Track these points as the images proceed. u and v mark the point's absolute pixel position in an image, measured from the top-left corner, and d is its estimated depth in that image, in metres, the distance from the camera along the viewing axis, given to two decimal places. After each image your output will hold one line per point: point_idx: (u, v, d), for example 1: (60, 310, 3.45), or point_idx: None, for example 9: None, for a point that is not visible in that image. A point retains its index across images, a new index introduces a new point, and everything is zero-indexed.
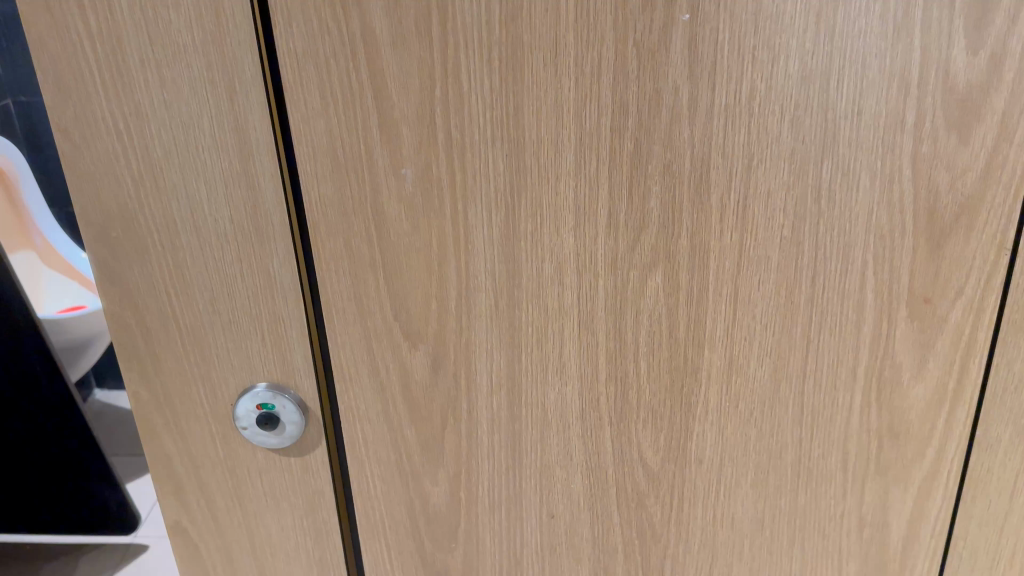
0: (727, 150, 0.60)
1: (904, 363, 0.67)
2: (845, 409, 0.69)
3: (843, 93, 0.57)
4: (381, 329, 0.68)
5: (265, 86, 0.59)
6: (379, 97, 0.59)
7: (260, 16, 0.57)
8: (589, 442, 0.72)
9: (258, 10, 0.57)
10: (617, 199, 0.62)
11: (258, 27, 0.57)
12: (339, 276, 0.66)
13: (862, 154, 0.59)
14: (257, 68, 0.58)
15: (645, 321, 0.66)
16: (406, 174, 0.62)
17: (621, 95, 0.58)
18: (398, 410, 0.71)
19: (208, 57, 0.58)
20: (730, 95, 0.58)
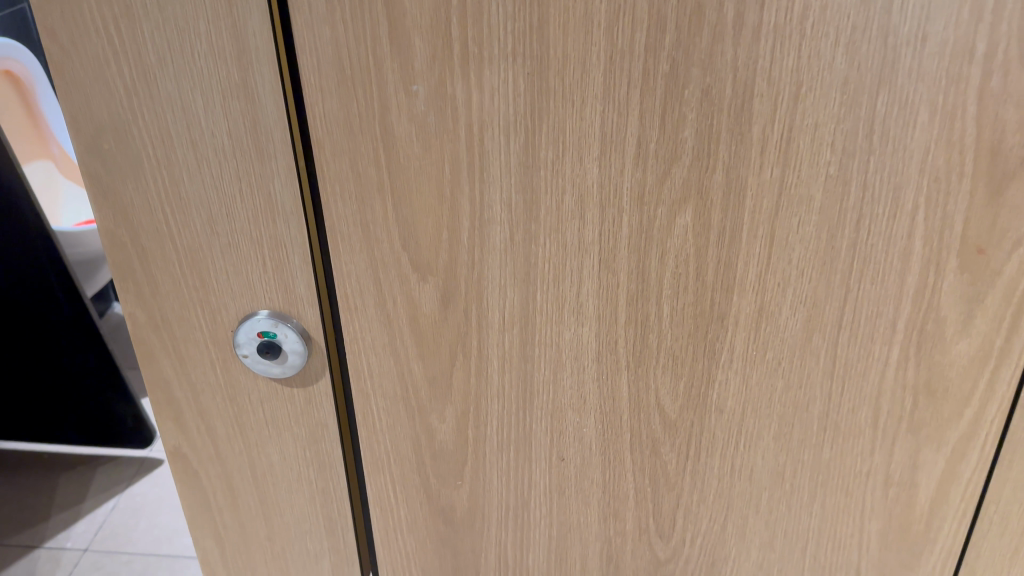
0: (772, 76, 0.54)
1: (949, 317, 0.62)
2: (881, 363, 0.64)
3: (907, 15, 0.51)
4: (389, 258, 0.64)
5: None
6: (391, 4, 0.54)
7: None
8: (604, 385, 0.68)
9: None
10: (648, 127, 0.57)
11: None
12: (345, 199, 0.62)
13: (922, 85, 0.53)
14: None
15: (671, 261, 0.62)
16: (417, 91, 0.57)
17: (659, 9, 0.53)
18: (405, 344, 0.68)
19: None
20: (781, 13, 0.52)
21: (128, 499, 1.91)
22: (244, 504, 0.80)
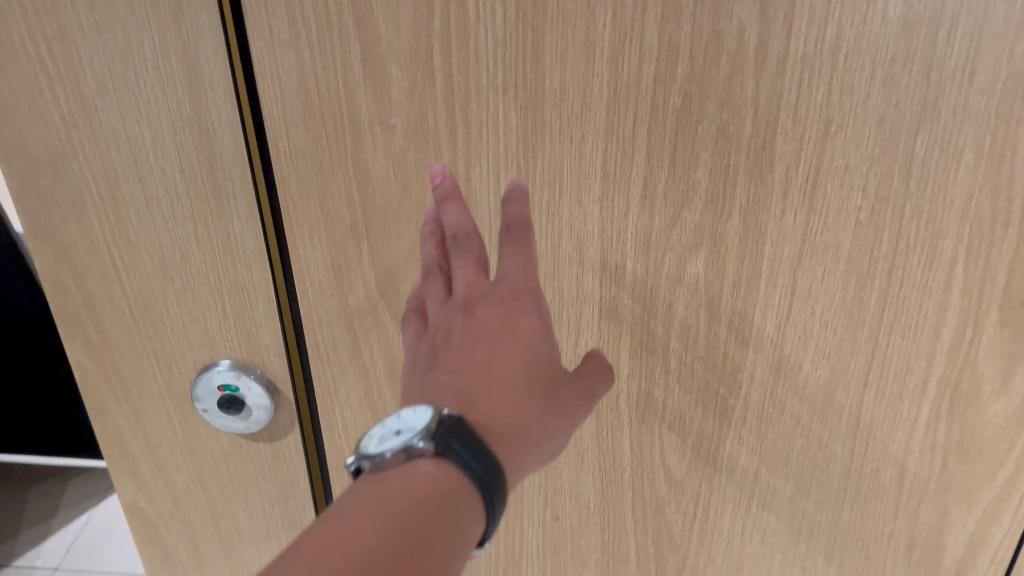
0: (798, 113, 0.47)
1: (986, 375, 0.55)
2: (909, 422, 0.58)
3: (954, 47, 0.45)
4: (364, 306, 0.57)
5: (220, 9, 0.47)
6: (364, 27, 0.47)
7: None
8: (605, 440, 0.62)
9: None
10: (657, 166, 0.50)
11: None
12: (315, 242, 0.55)
13: (967, 124, 0.47)
14: None
15: (680, 312, 0.56)
16: (395, 124, 0.50)
17: (670, 37, 0.46)
18: (384, 397, 0.61)
19: None
20: (810, 43, 0.45)
21: (102, 514, 1.84)
22: (210, 561, 0.73)
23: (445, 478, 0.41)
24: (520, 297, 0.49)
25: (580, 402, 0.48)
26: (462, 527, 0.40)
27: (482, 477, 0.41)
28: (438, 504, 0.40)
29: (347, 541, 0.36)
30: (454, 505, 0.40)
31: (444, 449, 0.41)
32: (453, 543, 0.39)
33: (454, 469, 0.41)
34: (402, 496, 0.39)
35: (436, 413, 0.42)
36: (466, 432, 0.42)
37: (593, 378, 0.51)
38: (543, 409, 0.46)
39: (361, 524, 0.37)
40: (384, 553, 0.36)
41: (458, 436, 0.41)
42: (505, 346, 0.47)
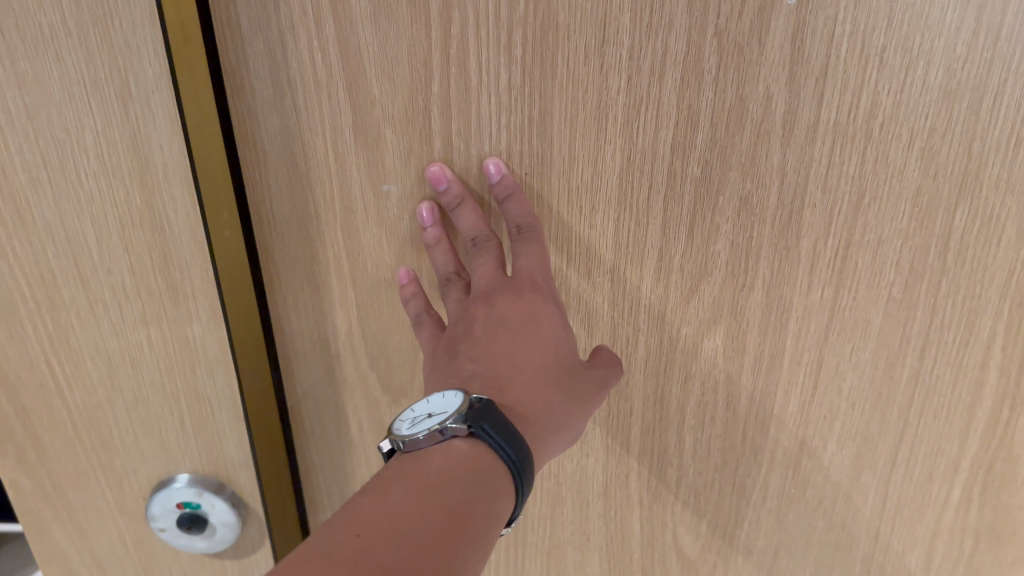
0: (828, 184, 0.44)
1: (1022, 456, 0.51)
2: (938, 503, 0.54)
3: (997, 118, 0.41)
4: (351, 377, 0.54)
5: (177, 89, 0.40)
6: (355, 90, 0.43)
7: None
8: (612, 521, 0.58)
9: None
10: (673, 238, 0.46)
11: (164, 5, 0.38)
12: (298, 312, 0.51)
13: (1011, 197, 0.43)
14: (164, 68, 0.40)
15: (695, 389, 0.51)
16: (388, 191, 0.46)
17: (690, 103, 0.42)
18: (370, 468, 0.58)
19: (88, 50, 0.39)
20: (842, 110, 0.42)
21: None
22: None
23: (479, 457, 0.40)
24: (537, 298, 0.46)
25: (597, 389, 0.46)
26: (492, 506, 0.39)
27: (516, 463, 0.40)
28: (471, 487, 0.39)
29: (381, 539, 0.34)
30: (486, 486, 0.39)
31: (476, 431, 0.40)
32: (486, 525, 0.38)
33: (485, 449, 0.41)
34: (435, 478, 0.39)
35: (467, 397, 0.41)
36: (496, 414, 0.41)
37: (608, 373, 0.48)
38: (564, 390, 0.45)
39: (398, 512, 0.36)
40: (420, 538, 0.35)
41: (490, 418, 0.40)
42: (526, 333, 0.45)
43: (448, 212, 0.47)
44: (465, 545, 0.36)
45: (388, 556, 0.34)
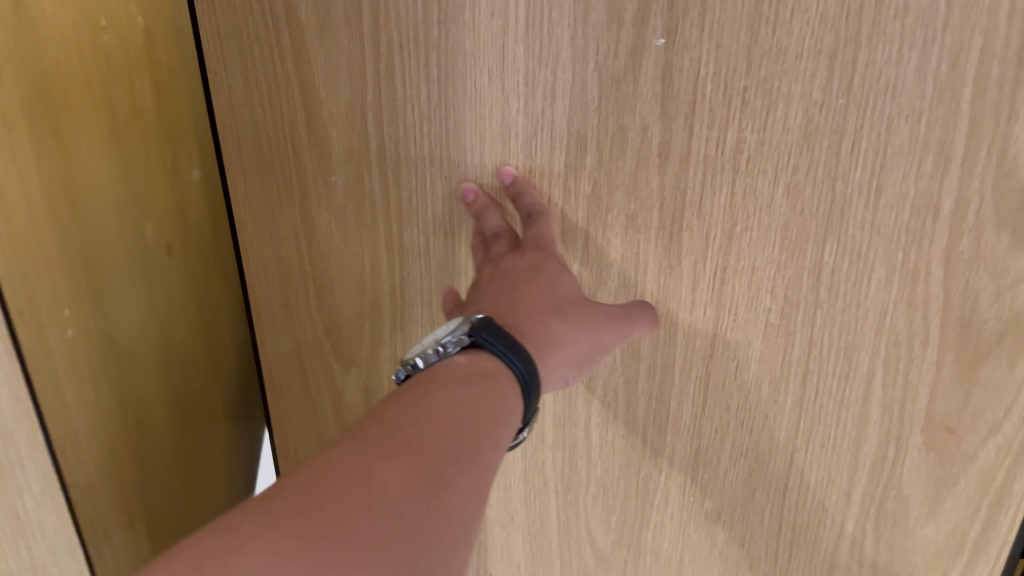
0: (702, 211, 0.48)
1: (913, 496, 0.53)
2: (833, 533, 0.56)
3: (857, 161, 0.44)
4: (313, 344, 0.61)
5: None
6: (308, 93, 0.52)
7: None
8: (533, 506, 0.63)
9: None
10: (571, 246, 0.52)
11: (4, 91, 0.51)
12: (269, 281, 0.60)
13: (876, 239, 0.46)
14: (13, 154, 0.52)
15: (600, 390, 0.56)
16: (335, 182, 0.54)
17: (579, 127, 0.48)
18: (329, 430, 0.65)
19: None
20: (711, 144, 0.46)
21: None
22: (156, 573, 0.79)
23: (488, 364, 0.43)
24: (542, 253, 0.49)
25: (612, 321, 0.49)
26: (503, 402, 0.41)
27: (519, 366, 0.43)
28: (478, 387, 0.41)
29: (404, 425, 0.38)
30: (496, 387, 0.42)
31: (477, 338, 0.43)
32: (501, 419, 0.41)
33: (491, 358, 0.43)
34: (449, 381, 0.42)
35: (470, 317, 0.45)
36: (494, 326, 0.44)
37: (638, 319, 0.50)
38: (577, 323, 0.48)
39: (412, 404, 0.39)
40: (437, 424, 0.38)
41: (487, 327, 0.44)
42: (537, 280, 0.48)
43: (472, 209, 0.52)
44: (477, 428, 0.39)
45: (414, 437, 0.37)
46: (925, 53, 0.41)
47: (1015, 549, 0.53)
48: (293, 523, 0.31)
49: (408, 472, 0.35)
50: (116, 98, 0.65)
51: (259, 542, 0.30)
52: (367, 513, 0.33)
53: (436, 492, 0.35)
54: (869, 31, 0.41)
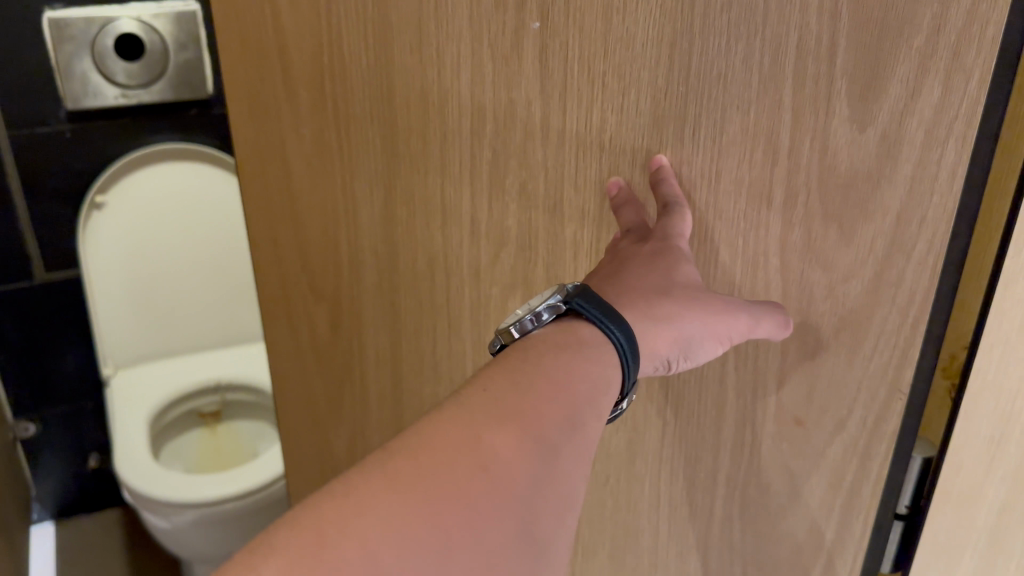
0: (578, 184, 0.53)
1: (772, 486, 0.54)
2: (705, 513, 0.58)
3: (698, 145, 0.48)
4: (292, 275, 0.72)
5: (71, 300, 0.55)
6: (283, 54, 0.62)
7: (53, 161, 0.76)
8: None
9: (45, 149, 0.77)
10: (479, 206, 0.58)
11: None
12: (261, 216, 0.71)
13: (720, 223, 0.49)
14: None
15: None
16: (304, 133, 0.64)
17: (478, 98, 0.54)
18: (307, 355, 0.75)
19: None
20: (581, 122, 0.51)
21: None
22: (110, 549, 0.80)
23: (580, 330, 0.47)
24: (668, 243, 0.49)
25: (727, 308, 0.48)
26: (602, 369, 0.45)
27: (618, 335, 0.46)
28: (580, 355, 0.46)
29: (508, 394, 0.43)
30: (595, 351, 0.46)
31: (573, 304, 0.47)
32: (602, 388, 0.45)
33: (586, 322, 0.47)
34: (556, 348, 0.46)
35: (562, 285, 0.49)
36: (592, 294, 0.47)
37: (761, 310, 0.48)
38: (701, 309, 0.48)
39: (513, 365, 0.45)
40: (543, 391, 0.43)
41: (584, 295, 0.47)
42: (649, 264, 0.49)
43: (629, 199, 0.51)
44: (578, 397, 0.44)
45: (507, 400, 0.42)
46: (749, 47, 0.44)
47: (890, 546, 0.52)
48: (415, 482, 0.38)
49: (514, 437, 0.41)
50: None
51: (379, 505, 0.37)
52: (478, 476, 0.39)
53: (538, 456, 0.41)
54: (700, 24, 0.45)
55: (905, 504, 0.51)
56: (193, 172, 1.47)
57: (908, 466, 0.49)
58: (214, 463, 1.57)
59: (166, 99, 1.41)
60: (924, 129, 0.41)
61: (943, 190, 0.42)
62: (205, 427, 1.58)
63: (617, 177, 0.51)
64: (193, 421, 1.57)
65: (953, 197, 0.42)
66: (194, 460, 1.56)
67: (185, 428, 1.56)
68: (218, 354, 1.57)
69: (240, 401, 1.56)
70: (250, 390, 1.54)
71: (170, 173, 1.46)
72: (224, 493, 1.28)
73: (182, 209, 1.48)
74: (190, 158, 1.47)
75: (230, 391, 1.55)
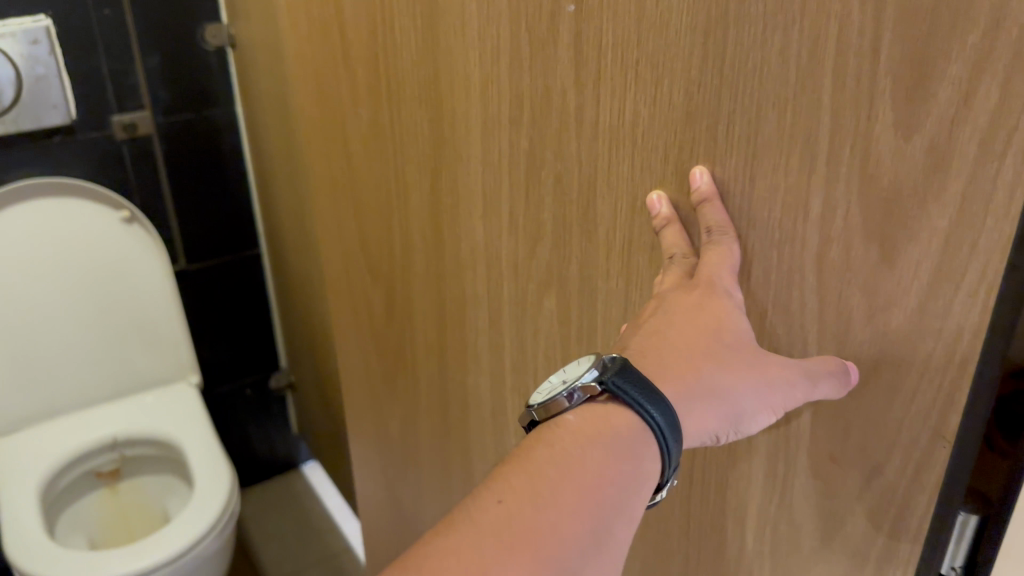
0: (611, 181, 0.49)
1: (804, 527, 0.49)
2: (735, 547, 0.53)
3: (731, 146, 0.43)
4: (352, 255, 0.73)
5: None
6: (343, 35, 0.62)
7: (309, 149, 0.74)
8: (497, 449, 0.66)
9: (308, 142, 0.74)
10: (517, 198, 0.55)
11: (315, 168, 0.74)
12: (326, 196, 0.74)
13: (753, 234, 0.45)
14: None
15: (544, 342, 0.58)
16: (362, 115, 0.64)
17: (516, 85, 0.52)
18: (366, 335, 0.76)
19: None
20: (614, 114, 0.47)
21: None
22: None
23: (613, 418, 0.42)
24: (715, 287, 0.45)
25: (782, 376, 0.43)
26: (636, 467, 0.41)
27: (658, 422, 0.42)
28: (612, 454, 0.41)
29: (522, 508, 0.38)
30: (628, 448, 0.41)
31: (608, 385, 0.42)
32: (635, 489, 0.41)
33: (622, 405, 0.42)
34: (584, 442, 0.41)
35: (601, 357, 0.44)
36: (629, 371, 0.42)
37: (818, 369, 0.43)
38: (757, 377, 0.44)
39: (529, 471, 0.40)
40: (565, 502, 0.39)
41: (624, 373, 0.42)
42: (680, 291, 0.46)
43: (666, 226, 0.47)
44: (608, 504, 0.40)
45: (522, 517, 0.38)
46: (787, 37, 0.39)
47: None
48: None
49: (527, 566, 0.36)
50: (374, 303, 0.73)
51: None
52: None
53: None
54: (735, 11, 0.40)
55: (956, 566, 0.43)
56: (73, 213, 1.20)
57: (955, 526, 0.42)
58: (121, 529, 1.29)
59: (21, 129, 1.14)
60: (978, 139, 0.35)
61: (1000, 211, 0.36)
62: (106, 487, 1.29)
63: (655, 192, 0.47)
64: (91, 482, 1.27)
65: (1010, 221, 0.35)
66: (98, 525, 1.28)
67: (81, 491, 1.27)
68: (104, 409, 1.28)
69: (144, 454, 1.29)
70: (160, 445, 1.27)
71: (53, 213, 1.19)
72: (143, 563, 1.03)
73: (86, 224, 1.21)
74: (73, 196, 1.19)
75: (130, 446, 1.27)
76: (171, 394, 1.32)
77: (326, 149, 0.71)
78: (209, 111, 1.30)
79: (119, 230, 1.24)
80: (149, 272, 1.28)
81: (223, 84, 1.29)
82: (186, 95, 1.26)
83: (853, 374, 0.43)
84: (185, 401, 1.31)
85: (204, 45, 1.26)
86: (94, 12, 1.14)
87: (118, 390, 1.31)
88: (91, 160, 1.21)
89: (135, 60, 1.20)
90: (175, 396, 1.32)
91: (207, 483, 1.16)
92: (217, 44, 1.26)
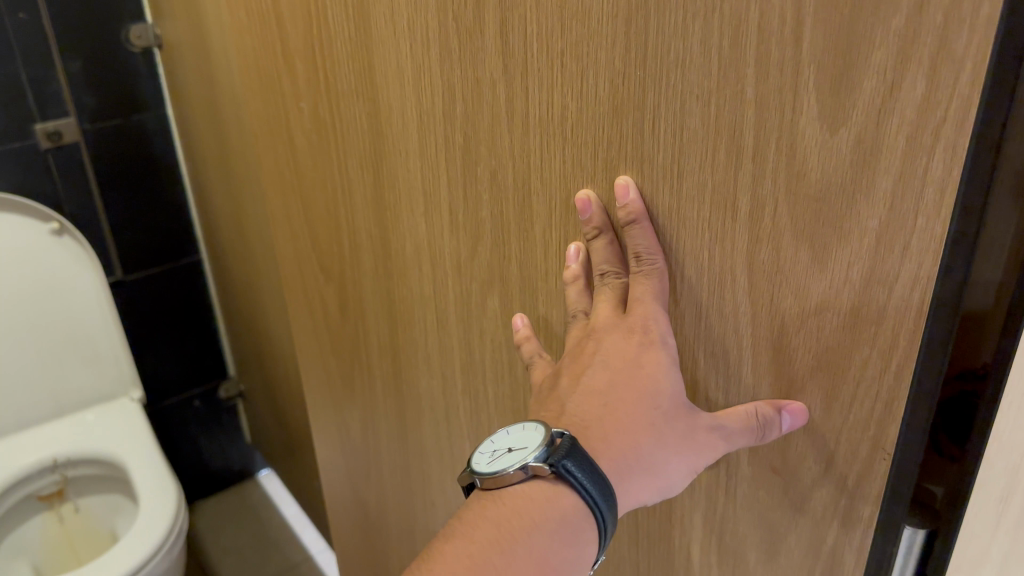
0: (544, 177, 0.47)
1: (749, 538, 0.46)
2: (684, 558, 0.51)
3: (658, 142, 0.41)
4: (305, 253, 0.72)
5: None
6: (282, 26, 0.61)
7: (256, 140, 0.72)
8: (450, 452, 0.64)
9: (253, 132, 0.72)
10: (456, 195, 0.53)
11: (264, 163, 0.72)
12: (277, 192, 0.72)
13: (684, 234, 0.42)
14: None
15: (490, 344, 0.56)
16: (304, 108, 0.62)
17: (448, 77, 0.49)
18: (323, 335, 0.75)
19: None
20: (543, 108, 0.45)
21: None
22: None
23: (559, 499, 0.42)
24: (645, 323, 0.44)
25: (710, 444, 0.43)
26: (578, 549, 0.42)
27: (597, 501, 0.42)
28: (556, 539, 0.42)
29: None
30: (572, 530, 0.42)
31: (558, 469, 0.42)
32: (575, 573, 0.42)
33: (567, 486, 0.42)
34: (532, 523, 0.42)
35: (550, 432, 0.43)
36: (580, 455, 0.42)
37: (735, 429, 0.43)
38: (687, 443, 0.43)
39: (474, 556, 0.40)
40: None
41: (574, 457, 0.42)
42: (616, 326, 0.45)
43: (594, 241, 0.46)
44: None
45: None
46: (708, 26, 0.37)
47: None
48: None
49: None
50: (328, 298, 0.71)
51: None
52: None
53: None
54: None
55: None
56: None
57: (902, 539, 0.40)
58: (68, 555, 1.22)
59: None
60: (905, 133, 0.33)
61: (930, 211, 0.33)
62: (50, 510, 1.21)
63: (585, 192, 0.45)
64: (33, 505, 1.19)
65: (941, 222, 0.33)
66: (42, 551, 1.20)
67: (24, 516, 1.18)
68: (36, 431, 1.20)
69: (88, 474, 1.22)
70: (105, 463, 1.20)
71: None
72: None
73: (10, 235, 1.15)
74: None
75: (74, 466, 1.20)
76: (111, 410, 1.26)
77: (272, 141, 0.69)
78: (138, 116, 1.25)
79: (49, 241, 1.18)
80: (83, 281, 1.22)
81: (151, 87, 1.25)
82: (112, 100, 1.21)
83: (777, 427, 0.41)
84: (129, 417, 1.24)
85: (130, 47, 1.21)
86: (8, 16, 1.08)
87: (53, 413, 1.24)
88: (16, 171, 1.15)
89: (56, 66, 1.14)
90: (118, 413, 1.25)
91: (153, 497, 1.10)
92: (143, 45, 1.21)
